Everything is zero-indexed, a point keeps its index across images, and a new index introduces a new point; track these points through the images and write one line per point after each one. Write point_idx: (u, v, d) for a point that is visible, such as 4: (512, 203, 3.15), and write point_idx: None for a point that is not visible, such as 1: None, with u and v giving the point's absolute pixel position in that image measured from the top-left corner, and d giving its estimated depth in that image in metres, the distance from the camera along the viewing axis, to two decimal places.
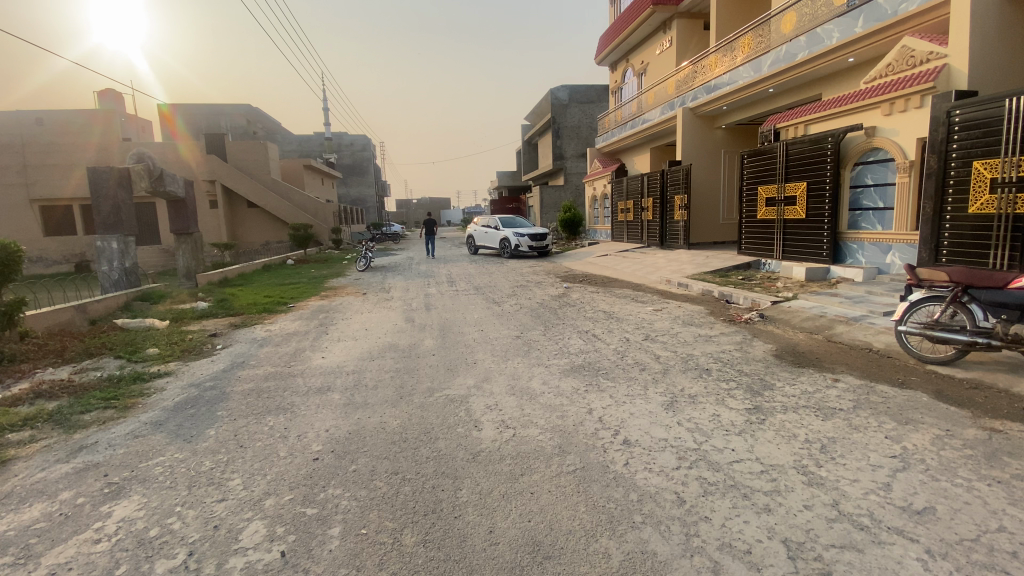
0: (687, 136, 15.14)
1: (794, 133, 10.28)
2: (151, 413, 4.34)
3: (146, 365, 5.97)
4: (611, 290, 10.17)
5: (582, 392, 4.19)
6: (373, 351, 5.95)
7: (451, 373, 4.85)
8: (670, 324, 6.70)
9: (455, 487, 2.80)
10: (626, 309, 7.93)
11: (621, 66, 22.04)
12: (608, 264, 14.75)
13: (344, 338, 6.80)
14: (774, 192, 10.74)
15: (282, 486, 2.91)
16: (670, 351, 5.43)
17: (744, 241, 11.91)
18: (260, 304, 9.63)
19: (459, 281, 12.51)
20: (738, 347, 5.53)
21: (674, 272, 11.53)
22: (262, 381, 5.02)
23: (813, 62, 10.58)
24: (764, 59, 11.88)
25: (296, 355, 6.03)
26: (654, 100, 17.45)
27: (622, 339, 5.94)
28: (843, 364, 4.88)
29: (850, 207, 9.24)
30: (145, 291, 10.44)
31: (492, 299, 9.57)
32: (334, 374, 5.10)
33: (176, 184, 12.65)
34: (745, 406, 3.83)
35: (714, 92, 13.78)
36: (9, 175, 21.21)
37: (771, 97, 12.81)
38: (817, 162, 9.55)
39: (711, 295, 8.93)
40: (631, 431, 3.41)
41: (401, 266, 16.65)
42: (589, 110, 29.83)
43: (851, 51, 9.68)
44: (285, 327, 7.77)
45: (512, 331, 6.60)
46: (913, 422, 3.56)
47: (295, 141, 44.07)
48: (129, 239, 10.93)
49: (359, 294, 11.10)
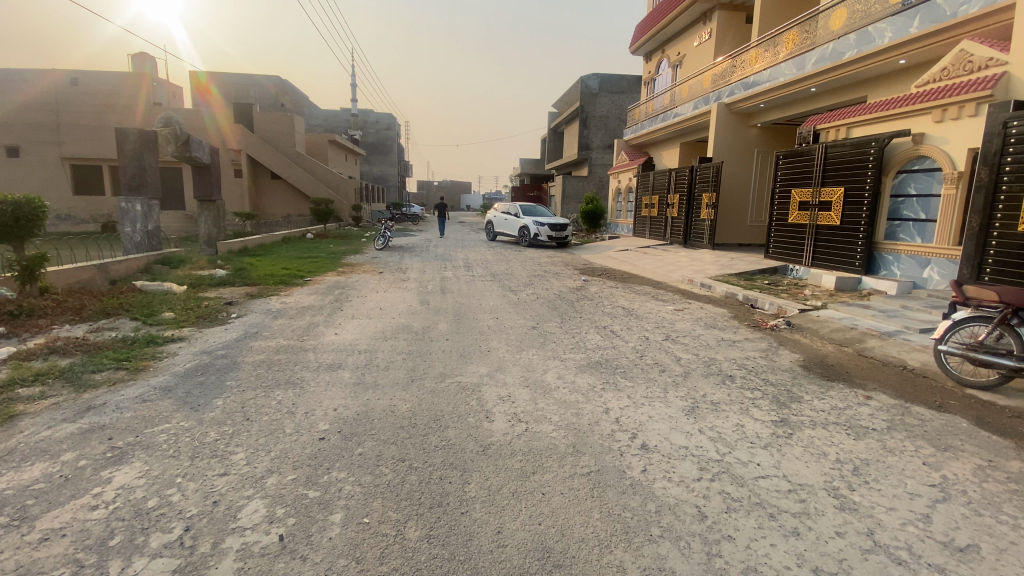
0: (719, 132, 14.70)
1: (835, 135, 9.86)
2: (161, 377, 4.32)
3: (160, 329, 5.97)
4: (630, 286, 9.95)
5: (599, 389, 4.03)
6: (385, 331, 5.85)
7: (464, 360, 4.73)
8: (692, 325, 6.48)
9: (463, 480, 2.67)
10: (645, 306, 7.71)
11: (656, 56, 21.48)
12: (629, 259, 14.45)
13: (358, 315, 6.73)
14: (808, 196, 10.35)
15: (285, 465, 2.82)
16: (691, 353, 5.23)
17: (773, 245, 11.55)
18: (276, 276, 9.60)
19: (476, 266, 12.39)
20: (763, 355, 5.30)
21: (697, 272, 11.24)
22: (274, 353, 4.94)
23: (860, 62, 10.11)
24: (809, 57, 11.38)
25: (308, 330, 5.96)
26: (688, 93, 16.95)
27: (641, 338, 5.75)
28: (875, 381, 4.63)
29: (889, 216, 8.83)
30: (166, 255, 10.50)
31: (509, 286, 9.43)
32: (347, 351, 5.01)
33: (201, 149, 12.68)
34: (771, 418, 3.65)
35: (752, 88, 13.31)
36: (43, 133, 21.63)
37: (812, 96, 12.31)
38: (858, 168, 9.15)
39: (735, 298, 8.65)
40: (650, 435, 3.25)
41: (419, 248, 16.58)
42: (619, 101, 29.24)
43: (903, 52, 9.20)
44: (300, 300, 7.72)
45: (528, 321, 6.45)
46: (952, 449, 3.33)
47: (322, 116, 44.16)
48: (153, 203, 11.06)
49: (375, 272, 11.04)
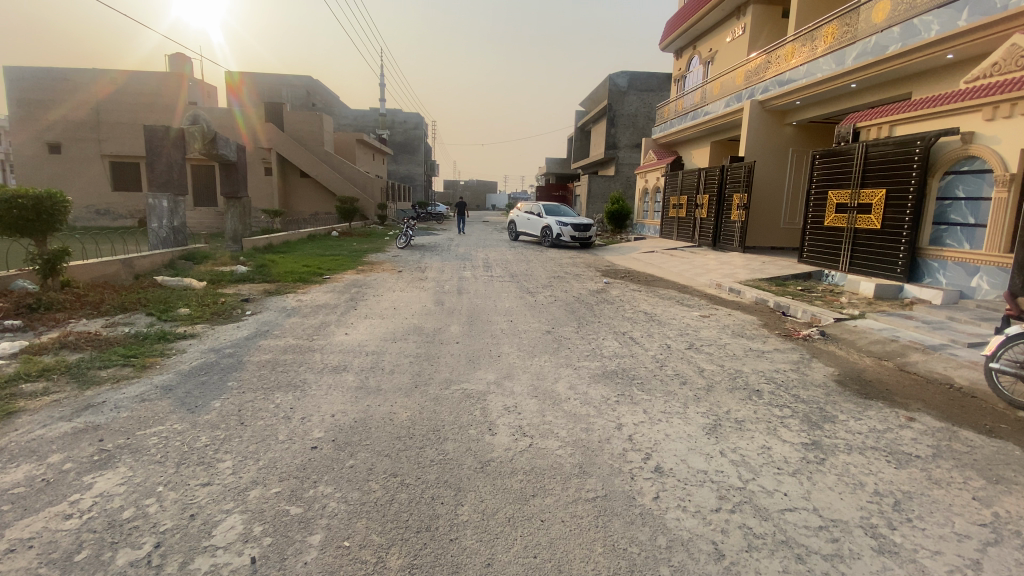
0: (751, 131, 14.15)
1: (876, 134, 9.31)
2: (165, 376, 4.25)
3: (174, 325, 5.97)
4: (653, 289, 9.60)
5: (612, 402, 3.78)
6: (396, 332, 5.71)
7: (472, 365, 4.53)
8: (718, 333, 6.13)
9: (456, 500, 2.47)
10: (669, 312, 7.38)
11: (687, 53, 20.90)
12: (654, 262, 14.03)
13: (371, 315, 6.61)
14: (847, 198, 9.80)
15: (272, 476, 2.66)
16: (714, 363, 4.91)
17: (807, 249, 11.01)
18: (296, 273, 9.61)
19: (496, 266, 12.19)
20: (794, 368, 4.93)
21: (725, 276, 10.79)
22: (280, 353, 4.83)
23: (904, 57, 9.49)
24: (849, 51, 10.78)
25: (319, 329, 5.87)
26: (720, 91, 16.39)
27: (663, 346, 5.45)
28: (919, 401, 4.22)
29: (934, 221, 8.24)
30: (191, 251, 10.68)
31: (527, 288, 9.19)
32: (354, 352, 4.87)
33: (228, 147, 12.87)
34: (801, 440, 3.35)
35: (788, 84, 12.75)
36: (85, 131, 22.48)
37: (852, 93, 11.66)
38: (901, 168, 8.58)
39: (765, 305, 8.23)
40: (665, 456, 2.98)
41: (440, 247, 16.49)
42: (648, 100, 28.63)
43: (949, 47, 8.58)
44: (316, 298, 7.66)
45: (543, 325, 6.20)
46: (1006, 482, 2.92)
47: (351, 115, 44.76)
48: (179, 199, 11.13)
49: (394, 271, 10.97)
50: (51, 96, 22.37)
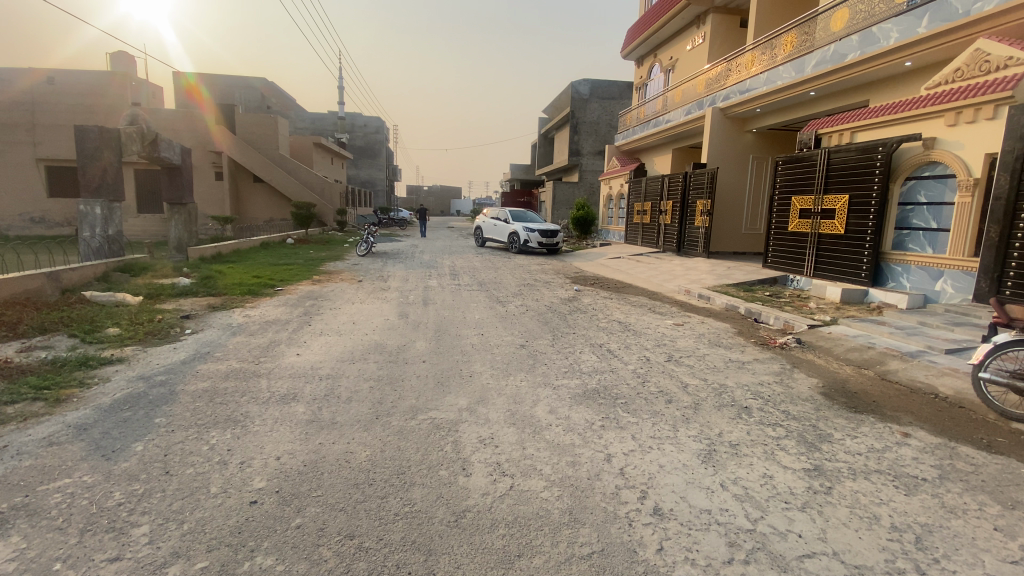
0: (714, 137, 14.28)
1: (838, 140, 9.47)
2: (82, 412, 3.62)
3: (100, 348, 5.24)
4: (625, 296, 9.38)
5: (598, 427, 3.43)
6: (354, 351, 5.20)
7: (441, 388, 4.08)
8: (696, 343, 5.90)
9: (427, 569, 2.04)
10: (643, 321, 7.13)
11: (647, 61, 21.14)
12: (622, 268, 13.92)
13: (328, 331, 6.06)
14: (810, 203, 9.91)
15: (197, 546, 2.17)
16: (697, 377, 4.64)
17: (772, 254, 11.09)
18: (245, 285, 8.88)
19: (462, 274, 11.75)
20: (778, 380, 4.72)
21: (694, 282, 10.72)
22: (221, 380, 4.25)
23: (864, 65, 9.69)
24: (808, 60, 10.98)
25: (269, 349, 5.29)
26: (682, 97, 16.55)
27: (642, 358, 5.16)
28: (909, 414, 4.09)
29: (897, 225, 8.37)
30: (127, 262, 9.76)
31: (497, 297, 8.80)
32: (306, 378, 4.34)
33: (171, 150, 11.93)
34: (803, 465, 3.09)
35: (749, 92, 12.91)
36: (16, 132, 20.68)
37: (811, 101, 11.90)
38: (864, 173, 8.70)
39: (737, 311, 8.12)
40: (662, 494, 2.65)
41: (403, 254, 15.91)
42: (610, 107, 28.89)
43: (909, 55, 8.81)
44: (267, 313, 7.03)
45: (515, 338, 5.81)
46: (1022, 506, 2.75)
47: (309, 118, 43.34)
48: (115, 205, 10.32)
49: (354, 281, 10.37)
50: None
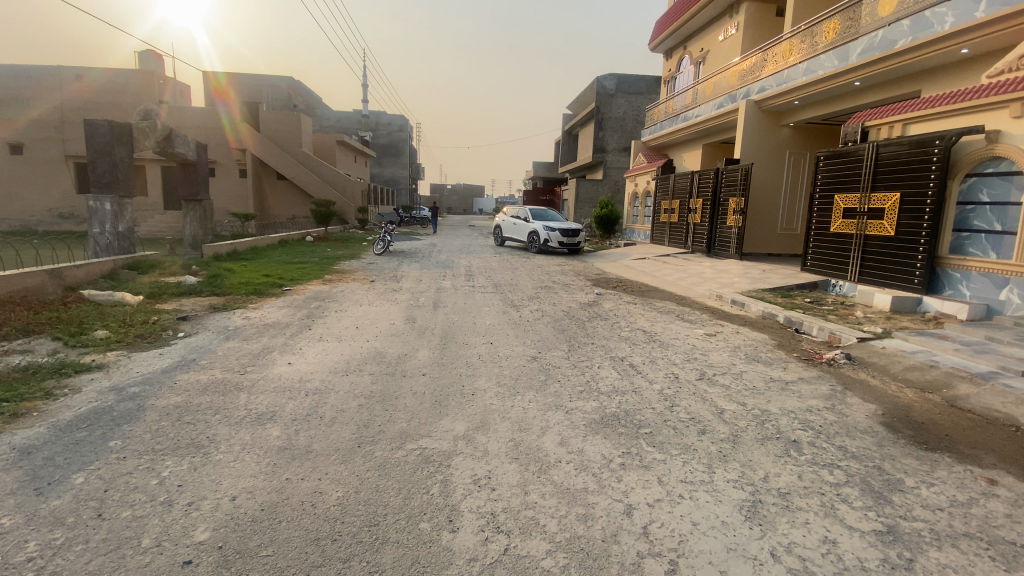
0: (747, 132, 13.48)
1: (887, 133, 8.66)
2: (32, 432, 3.24)
3: (83, 353, 4.93)
4: (650, 301, 8.74)
5: (616, 466, 2.88)
6: (350, 361, 4.74)
7: (437, 410, 3.57)
8: (730, 358, 5.27)
9: None
10: (670, 330, 6.50)
11: (677, 53, 20.30)
12: (647, 269, 13.24)
13: (327, 337, 5.63)
14: (855, 202, 9.10)
15: None
16: (735, 402, 4.02)
17: (812, 256, 10.30)
18: (252, 284, 8.58)
19: (478, 275, 11.26)
20: (829, 407, 4.07)
21: (724, 286, 10.02)
22: (197, 395, 3.84)
23: (915, 52, 8.81)
24: (852, 47, 10.13)
25: (258, 356, 4.89)
26: (712, 91, 15.72)
27: (669, 376, 4.56)
28: (993, 454, 3.39)
29: (955, 227, 7.51)
30: (137, 259, 9.61)
31: (512, 301, 8.28)
32: (291, 393, 3.90)
33: (186, 146, 11.80)
34: (872, 526, 2.49)
35: (786, 83, 12.11)
36: (48, 130, 21.07)
37: (855, 91, 11.01)
38: (918, 170, 7.87)
39: (774, 320, 7.42)
40: (696, 566, 2.09)
41: (420, 253, 15.53)
42: (637, 103, 28.00)
43: (963, 42, 7.95)
44: (267, 315, 6.67)
45: (528, 348, 5.27)
46: None
47: (334, 117, 43.60)
48: (125, 201, 10.22)
49: (366, 281, 9.99)
50: (11, 94, 20.86)
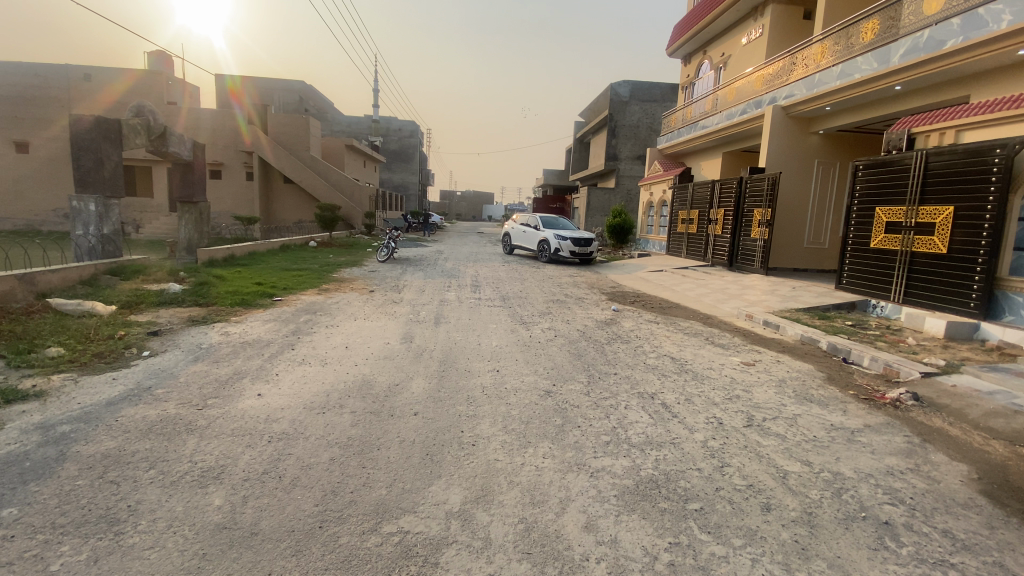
0: (773, 140, 12.72)
1: (937, 141, 7.85)
2: None
3: (27, 374, 4.26)
4: (674, 321, 7.97)
5: (662, 570, 2.13)
6: (331, 393, 4.02)
7: (427, 470, 2.83)
8: (777, 397, 4.48)
9: None
10: (702, 357, 5.72)
11: (696, 58, 19.59)
12: (665, 283, 12.46)
13: (310, 360, 4.93)
14: (899, 216, 8.30)
15: None
16: (798, 461, 3.25)
17: (849, 274, 9.49)
18: (240, 294, 7.93)
19: (485, 286, 10.55)
20: (914, 468, 3.27)
21: (753, 305, 9.22)
22: (134, 442, 3.11)
23: (964, 53, 8.01)
24: (894, 48, 9.34)
25: (226, 385, 4.17)
26: (734, 96, 14.97)
27: (711, 422, 3.79)
28: None
29: (1019, 245, 6.67)
30: (121, 263, 9.03)
31: (521, 317, 7.53)
32: (253, 438, 3.18)
33: (181, 145, 11.24)
34: None
35: (817, 88, 11.33)
36: (56, 130, 20.80)
37: (894, 97, 10.21)
38: (975, 181, 7.05)
39: (816, 346, 6.61)
40: None
41: (426, 261, 14.86)
42: (651, 110, 27.30)
43: (1023, 43, 7.13)
44: (249, 331, 5.98)
45: (540, 379, 4.53)
46: None
47: (344, 121, 43.39)
48: (111, 202, 9.64)
49: (364, 291, 9.31)
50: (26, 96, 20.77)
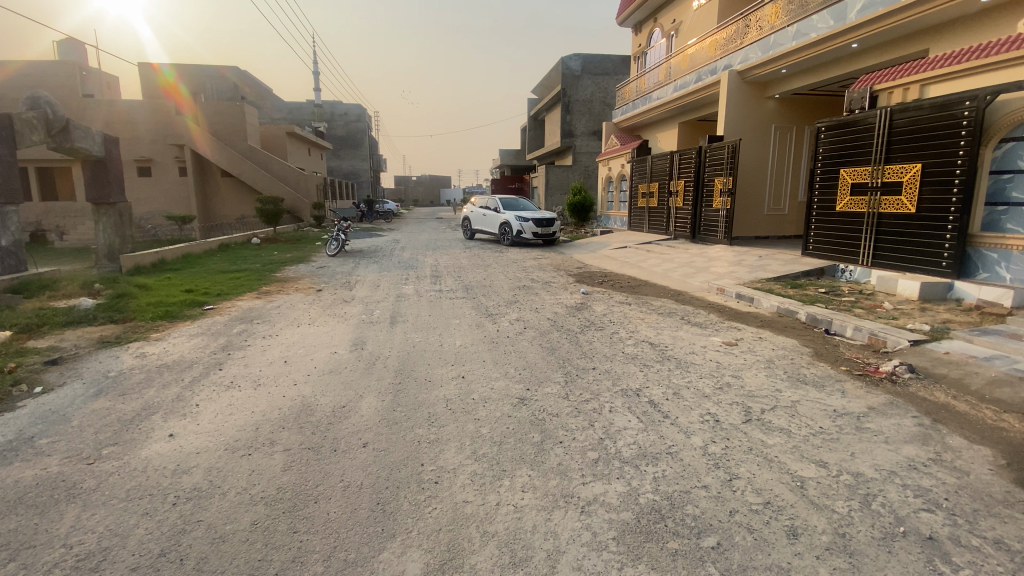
0: (731, 106, 12.43)
1: (901, 98, 7.64)
2: None
3: None
4: (646, 300, 7.56)
5: None
6: (261, 427, 3.32)
7: (380, 528, 2.23)
8: (769, 382, 4.10)
9: None
10: (681, 340, 5.31)
11: (646, 27, 19.10)
12: (631, 260, 12.11)
13: (240, 383, 4.18)
14: (865, 177, 8.12)
15: None
16: (812, 463, 2.84)
17: (815, 239, 9.35)
18: (166, 304, 6.98)
19: (445, 276, 9.87)
20: (937, 459, 2.93)
21: (723, 277, 8.96)
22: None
23: (924, 5, 7.78)
24: (851, 4, 9.07)
25: (130, 426, 3.40)
26: (689, 63, 14.60)
27: (707, 421, 3.34)
28: None
29: (987, 200, 6.55)
30: (21, 278, 7.87)
31: (486, 309, 6.93)
32: (154, 505, 2.47)
33: (88, 139, 9.87)
34: None
35: (774, 50, 11.03)
36: None
37: (852, 54, 10.00)
38: (942, 137, 6.87)
39: (794, 318, 6.33)
40: None
41: (380, 252, 13.97)
42: (604, 83, 26.83)
43: None
44: (171, 350, 5.14)
45: (511, 384, 3.97)
46: None
47: (285, 108, 40.97)
48: (6, 208, 8.33)
49: (310, 290, 8.48)
50: None
